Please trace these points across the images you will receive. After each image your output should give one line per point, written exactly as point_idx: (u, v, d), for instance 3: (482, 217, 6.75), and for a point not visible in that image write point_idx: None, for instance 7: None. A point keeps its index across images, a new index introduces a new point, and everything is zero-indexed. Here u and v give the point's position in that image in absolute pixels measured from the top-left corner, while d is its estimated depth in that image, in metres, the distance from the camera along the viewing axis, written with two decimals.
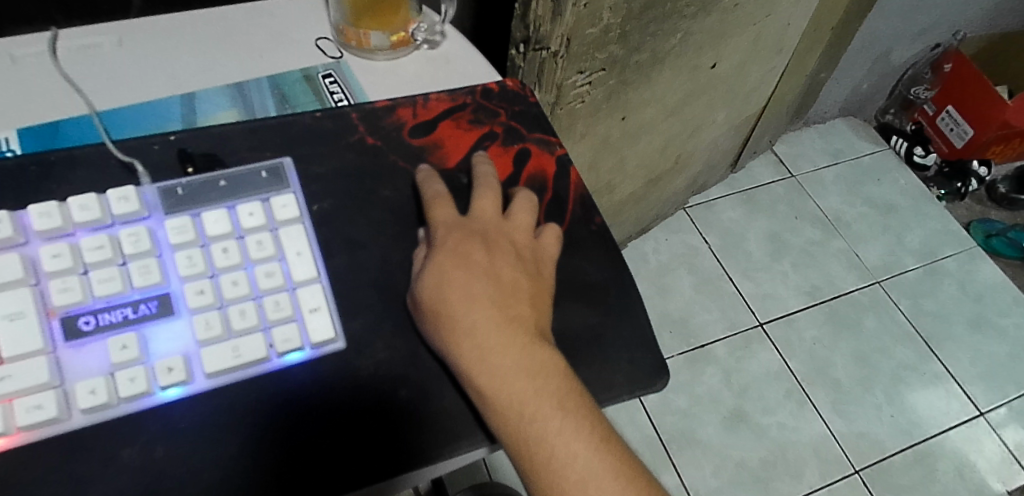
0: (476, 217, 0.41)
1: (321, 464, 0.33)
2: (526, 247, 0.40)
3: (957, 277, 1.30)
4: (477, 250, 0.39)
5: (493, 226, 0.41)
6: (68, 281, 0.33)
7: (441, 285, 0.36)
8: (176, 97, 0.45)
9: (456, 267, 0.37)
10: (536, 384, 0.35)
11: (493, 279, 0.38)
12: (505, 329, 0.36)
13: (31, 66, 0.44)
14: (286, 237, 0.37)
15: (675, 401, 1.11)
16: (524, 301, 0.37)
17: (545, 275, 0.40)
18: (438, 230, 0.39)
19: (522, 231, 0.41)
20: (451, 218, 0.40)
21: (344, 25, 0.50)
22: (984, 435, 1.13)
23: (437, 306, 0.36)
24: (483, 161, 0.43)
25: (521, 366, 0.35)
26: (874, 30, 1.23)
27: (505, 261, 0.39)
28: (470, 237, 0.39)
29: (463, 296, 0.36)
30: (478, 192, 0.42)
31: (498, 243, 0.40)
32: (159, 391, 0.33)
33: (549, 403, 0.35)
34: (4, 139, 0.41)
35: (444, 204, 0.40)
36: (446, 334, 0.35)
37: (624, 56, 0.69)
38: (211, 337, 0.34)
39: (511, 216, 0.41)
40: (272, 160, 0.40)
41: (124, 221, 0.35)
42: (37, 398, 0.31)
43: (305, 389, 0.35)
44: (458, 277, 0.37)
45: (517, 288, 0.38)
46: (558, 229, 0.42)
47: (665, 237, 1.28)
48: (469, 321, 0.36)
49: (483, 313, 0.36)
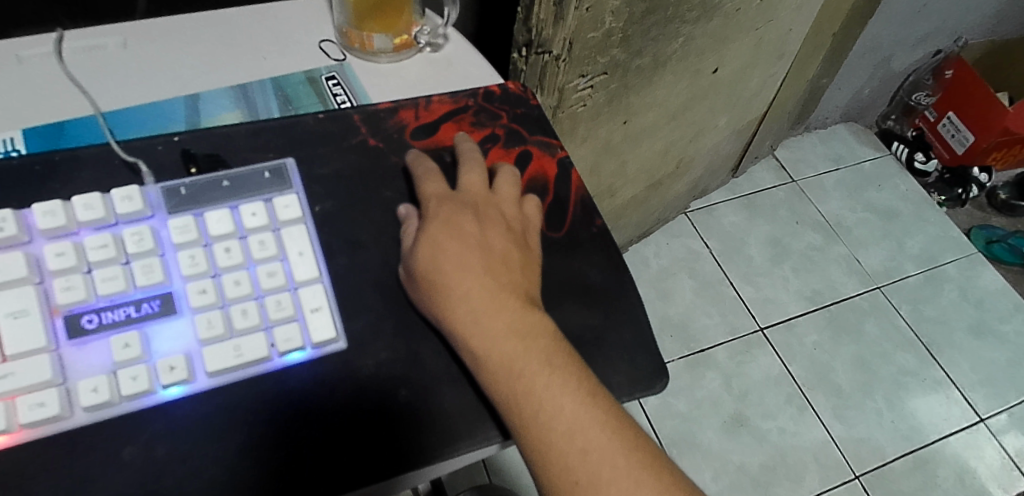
0: (465, 190, 0.41)
1: (331, 461, 0.33)
2: (515, 220, 0.41)
3: (958, 283, 1.30)
4: (467, 220, 0.39)
5: (481, 198, 0.41)
6: (72, 280, 0.33)
7: (434, 252, 0.37)
8: (181, 98, 0.45)
9: (448, 235, 0.38)
10: (525, 344, 0.35)
11: (484, 248, 0.38)
12: (497, 294, 0.36)
13: (36, 66, 0.44)
14: (288, 238, 0.37)
15: (675, 405, 1.11)
16: (515, 272, 0.38)
17: (532, 249, 0.40)
18: (430, 201, 0.40)
19: (509, 203, 0.42)
20: (442, 191, 0.40)
21: (347, 27, 0.50)
22: (984, 441, 1.13)
23: (430, 273, 0.37)
24: (466, 140, 0.44)
25: (511, 326, 0.35)
26: (875, 36, 1.23)
27: (496, 231, 0.39)
28: (462, 209, 0.39)
29: (457, 263, 0.37)
30: (465, 165, 0.42)
31: (488, 212, 0.40)
32: (160, 390, 0.33)
33: (537, 359, 0.35)
34: (9, 139, 0.41)
35: (435, 179, 0.41)
36: (440, 300, 0.36)
37: (626, 60, 0.69)
38: (213, 336, 0.34)
39: (497, 186, 0.42)
40: (275, 161, 0.40)
41: (127, 221, 0.35)
42: (39, 396, 0.31)
43: (307, 388, 0.35)
44: (449, 243, 0.37)
45: (508, 258, 0.38)
46: (537, 201, 0.43)
47: (666, 241, 1.28)
48: (462, 287, 0.36)
49: (475, 278, 0.37)
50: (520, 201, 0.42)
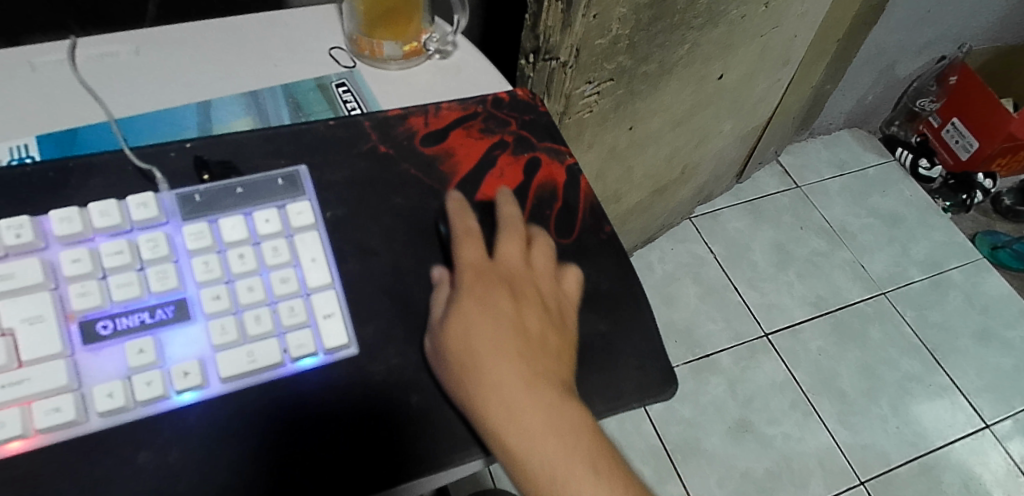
0: (502, 262, 0.39)
1: (343, 464, 0.33)
2: (553, 298, 0.39)
3: (963, 289, 1.29)
4: (504, 299, 0.37)
5: (519, 274, 0.39)
6: (87, 286, 0.33)
7: (469, 332, 0.35)
8: (193, 105, 0.46)
9: (483, 315, 0.36)
10: (568, 444, 0.34)
11: (523, 331, 0.36)
12: (535, 385, 0.35)
13: (49, 73, 0.45)
14: (301, 244, 0.38)
15: (680, 410, 1.11)
16: (553, 357, 0.36)
17: (571, 329, 0.39)
18: (464, 275, 0.38)
19: (546, 279, 0.40)
20: (479, 260, 0.39)
21: (358, 35, 0.50)
22: (990, 447, 1.13)
23: (462, 354, 0.35)
24: (508, 201, 0.42)
25: (552, 425, 0.34)
26: (879, 43, 1.23)
27: (533, 311, 0.38)
28: (498, 285, 0.38)
29: (494, 348, 0.35)
30: (504, 235, 0.40)
31: (526, 290, 0.38)
32: (174, 395, 0.33)
33: (580, 466, 0.34)
34: (23, 146, 0.41)
35: (473, 244, 0.39)
36: (473, 386, 0.34)
37: (632, 66, 0.70)
38: (227, 342, 0.34)
39: (535, 259, 0.40)
40: (288, 168, 0.40)
41: (142, 227, 0.36)
42: (55, 401, 0.31)
43: (320, 396, 0.35)
44: (485, 323, 0.36)
45: (547, 341, 0.37)
46: (580, 274, 0.41)
47: (671, 246, 1.28)
48: (498, 374, 0.34)
49: (512, 364, 0.35)
50: (558, 275, 0.41)
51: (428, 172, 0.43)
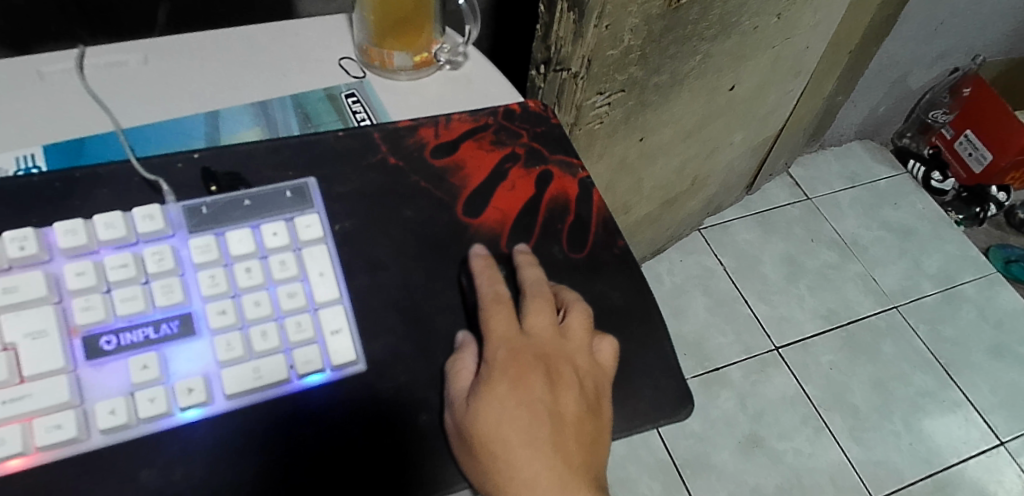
0: (533, 335, 0.37)
1: (348, 478, 0.33)
2: (589, 375, 0.37)
3: (977, 303, 1.28)
4: (537, 380, 0.36)
5: (552, 347, 0.37)
6: (91, 299, 0.33)
7: (501, 423, 0.34)
8: (201, 115, 0.45)
9: (514, 402, 0.35)
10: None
11: (554, 418, 0.35)
12: (566, 482, 0.34)
13: (58, 81, 0.45)
14: (309, 258, 0.37)
15: (689, 424, 1.09)
16: (585, 448, 0.35)
17: (606, 411, 0.37)
18: (494, 349, 0.36)
19: (582, 353, 0.37)
20: (509, 333, 0.36)
21: (368, 45, 0.50)
22: (1004, 465, 1.11)
23: (492, 447, 0.33)
24: (528, 264, 0.40)
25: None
26: (892, 54, 1.22)
27: (568, 393, 0.36)
28: (531, 364, 0.36)
29: (524, 439, 0.34)
30: (534, 304, 0.38)
31: (559, 370, 0.37)
32: (179, 412, 0.32)
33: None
34: (29, 155, 0.41)
35: (502, 315, 0.37)
36: (504, 484, 0.33)
37: (644, 77, 0.69)
38: (232, 358, 0.34)
39: (569, 328, 0.38)
40: (296, 179, 0.40)
41: (148, 240, 0.35)
42: (57, 418, 0.31)
43: (326, 414, 0.34)
44: (517, 412, 0.34)
45: (580, 429, 0.36)
46: (615, 344, 0.39)
47: (680, 258, 1.27)
48: (530, 472, 0.34)
49: (543, 459, 0.34)
50: (594, 345, 0.38)
51: (438, 185, 0.42)
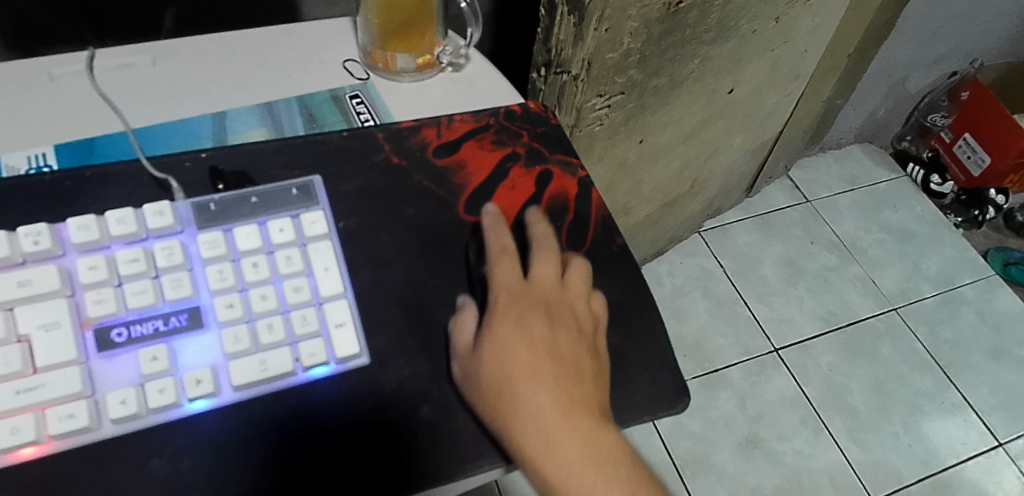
0: (535, 284, 0.40)
1: (354, 473, 0.33)
2: (587, 319, 0.40)
3: (976, 305, 1.28)
4: (538, 323, 0.38)
5: (553, 294, 0.40)
6: (103, 293, 0.34)
7: (505, 362, 0.36)
8: (209, 116, 0.46)
9: (517, 340, 0.37)
10: (601, 470, 0.36)
11: (555, 357, 0.37)
12: (570, 414, 0.36)
13: (69, 83, 0.46)
14: (314, 253, 0.38)
15: (689, 425, 1.10)
16: (587, 381, 0.37)
17: (604, 351, 0.39)
18: (499, 295, 0.39)
19: (580, 300, 0.40)
20: (512, 284, 0.40)
21: (372, 47, 0.51)
22: (1003, 466, 1.11)
23: (496, 380, 0.36)
24: (540, 219, 0.43)
25: (586, 453, 0.36)
26: (891, 58, 1.23)
27: (568, 335, 0.38)
28: (532, 309, 0.39)
29: (527, 374, 0.36)
30: (535, 256, 0.41)
31: (559, 313, 0.39)
32: (187, 403, 0.33)
33: (612, 488, 0.36)
34: (41, 154, 0.42)
35: (507, 265, 0.40)
36: (510, 415, 0.35)
37: (642, 80, 0.70)
38: (239, 350, 0.34)
39: (567, 278, 0.41)
40: (302, 178, 0.40)
41: (157, 236, 0.36)
42: (69, 408, 0.32)
43: (331, 406, 0.35)
44: (520, 352, 0.37)
45: (581, 366, 0.38)
46: (604, 299, 0.41)
47: (680, 259, 1.28)
48: (534, 404, 0.36)
49: (546, 392, 0.36)
50: (589, 295, 0.41)
51: (441, 184, 0.43)
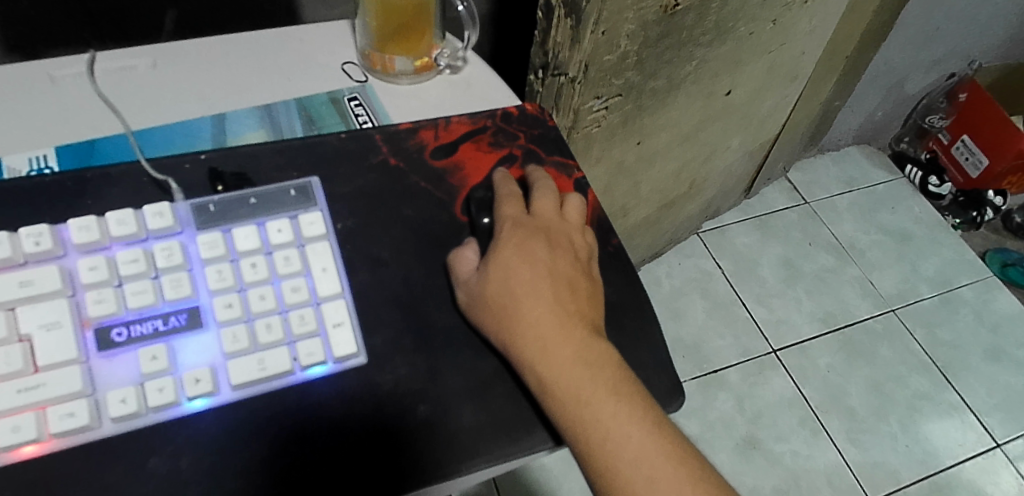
0: (537, 213, 0.42)
1: (356, 452, 0.34)
2: (582, 250, 0.42)
3: (973, 307, 1.29)
4: (538, 246, 0.40)
5: (553, 223, 0.42)
6: (103, 294, 0.34)
7: (507, 279, 0.38)
8: (208, 118, 0.46)
9: (518, 260, 0.39)
10: (591, 371, 0.36)
11: (553, 275, 0.39)
12: (565, 324, 0.37)
13: (69, 86, 0.46)
14: (312, 254, 0.38)
15: (687, 426, 1.10)
16: (582, 300, 0.39)
17: (598, 279, 0.41)
18: (503, 222, 0.41)
19: (578, 233, 0.42)
20: (516, 215, 0.42)
21: (370, 50, 0.51)
22: (1000, 467, 1.11)
23: (498, 295, 0.38)
24: (538, 170, 0.45)
25: (579, 356, 0.37)
26: (889, 60, 1.24)
27: (565, 258, 0.40)
28: (533, 234, 0.41)
29: (527, 291, 0.38)
30: (537, 191, 0.43)
31: (558, 238, 0.41)
32: (186, 401, 0.34)
33: (602, 389, 0.36)
34: (42, 156, 0.42)
35: (513, 199, 0.42)
36: (510, 326, 0.37)
37: (640, 82, 0.70)
38: (238, 349, 0.35)
39: (568, 212, 0.43)
40: (300, 179, 0.41)
41: (157, 237, 0.36)
42: (70, 406, 0.32)
43: (328, 405, 0.35)
44: (522, 270, 0.39)
45: (576, 286, 0.39)
46: (591, 238, 0.44)
47: (679, 261, 1.28)
48: (531, 315, 0.37)
49: (542, 305, 0.38)
50: (584, 229, 0.43)
51: (438, 185, 0.44)
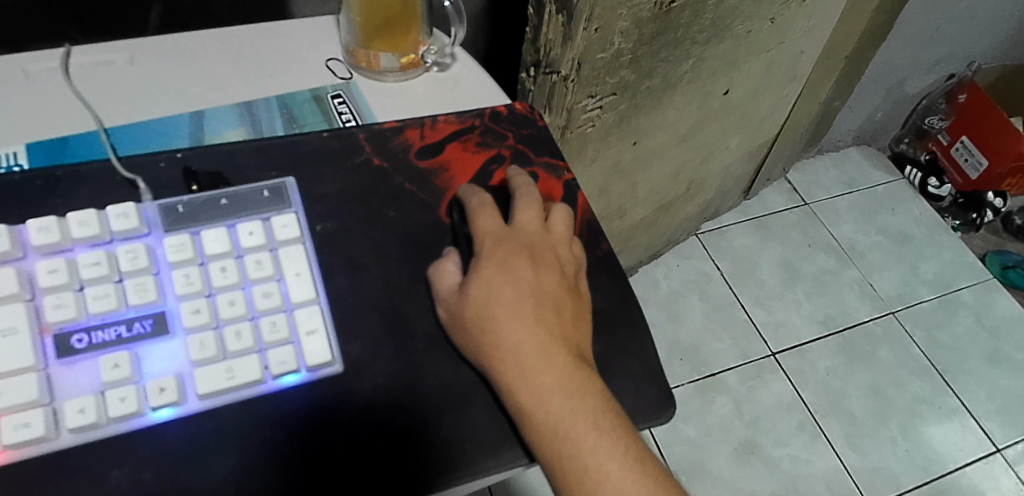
0: (520, 226, 0.40)
1: (331, 470, 0.33)
2: (569, 264, 0.40)
3: (973, 309, 1.27)
4: (522, 262, 0.38)
5: (538, 238, 0.40)
6: (63, 297, 0.33)
7: (487, 298, 0.36)
8: (186, 115, 0.45)
9: (500, 278, 0.37)
10: (572, 398, 0.35)
11: (537, 294, 0.37)
12: (548, 348, 0.36)
13: (42, 81, 0.44)
14: (286, 258, 0.37)
15: (685, 430, 1.08)
16: (568, 321, 0.37)
17: (584, 294, 0.40)
18: (485, 238, 0.39)
19: (563, 245, 0.41)
20: (497, 228, 0.40)
21: (354, 46, 0.50)
22: (1000, 472, 1.10)
23: (480, 316, 0.36)
24: (519, 174, 0.43)
25: (561, 385, 0.35)
26: (889, 60, 1.22)
27: (550, 274, 0.39)
28: (517, 249, 0.39)
29: (509, 310, 0.36)
30: (520, 201, 0.41)
31: (543, 255, 0.39)
32: (150, 412, 0.32)
33: (583, 420, 0.35)
34: (12, 153, 0.41)
35: (494, 211, 0.40)
36: (490, 349, 0.35)
37: (635, 81, 0.69)
38: (206, 357, 0.33)
39: (553, 224, 0.41)
40: (275, 179, 0.39)
41: (123, 238, 0.35)
42: (25, 416, 0.30)
43: (300, 415, 0.34)
44: (505, 289, 0.37)
45: (560, 304, 0.38)
46: (580, 250, 0.42)
47: (677, 262, 1.26)
48: (513, 338, 0.36)
49: (524, 326, 0.36)
50: (570, 240, 0.41)
51: (423, 186, 0.42)
